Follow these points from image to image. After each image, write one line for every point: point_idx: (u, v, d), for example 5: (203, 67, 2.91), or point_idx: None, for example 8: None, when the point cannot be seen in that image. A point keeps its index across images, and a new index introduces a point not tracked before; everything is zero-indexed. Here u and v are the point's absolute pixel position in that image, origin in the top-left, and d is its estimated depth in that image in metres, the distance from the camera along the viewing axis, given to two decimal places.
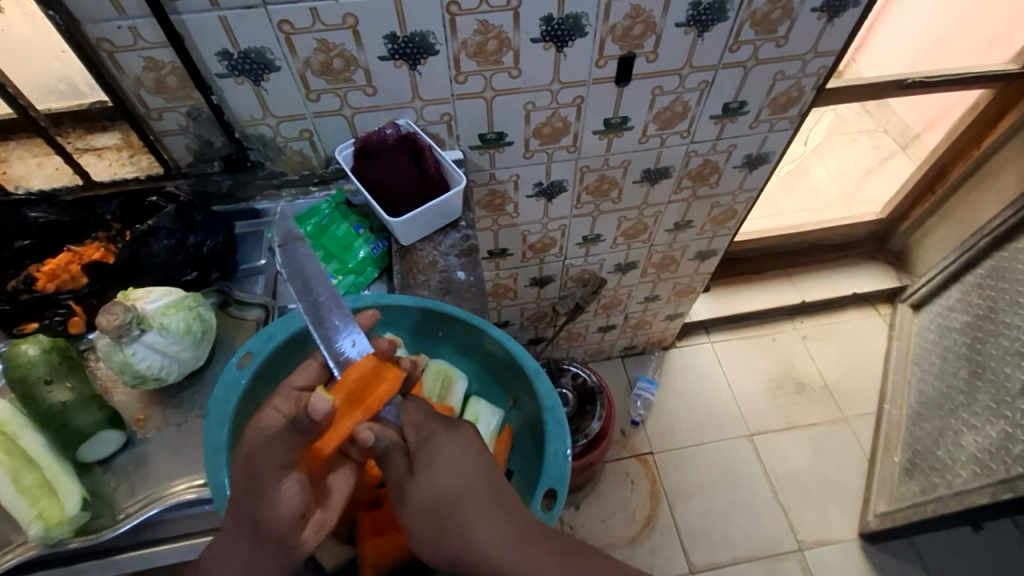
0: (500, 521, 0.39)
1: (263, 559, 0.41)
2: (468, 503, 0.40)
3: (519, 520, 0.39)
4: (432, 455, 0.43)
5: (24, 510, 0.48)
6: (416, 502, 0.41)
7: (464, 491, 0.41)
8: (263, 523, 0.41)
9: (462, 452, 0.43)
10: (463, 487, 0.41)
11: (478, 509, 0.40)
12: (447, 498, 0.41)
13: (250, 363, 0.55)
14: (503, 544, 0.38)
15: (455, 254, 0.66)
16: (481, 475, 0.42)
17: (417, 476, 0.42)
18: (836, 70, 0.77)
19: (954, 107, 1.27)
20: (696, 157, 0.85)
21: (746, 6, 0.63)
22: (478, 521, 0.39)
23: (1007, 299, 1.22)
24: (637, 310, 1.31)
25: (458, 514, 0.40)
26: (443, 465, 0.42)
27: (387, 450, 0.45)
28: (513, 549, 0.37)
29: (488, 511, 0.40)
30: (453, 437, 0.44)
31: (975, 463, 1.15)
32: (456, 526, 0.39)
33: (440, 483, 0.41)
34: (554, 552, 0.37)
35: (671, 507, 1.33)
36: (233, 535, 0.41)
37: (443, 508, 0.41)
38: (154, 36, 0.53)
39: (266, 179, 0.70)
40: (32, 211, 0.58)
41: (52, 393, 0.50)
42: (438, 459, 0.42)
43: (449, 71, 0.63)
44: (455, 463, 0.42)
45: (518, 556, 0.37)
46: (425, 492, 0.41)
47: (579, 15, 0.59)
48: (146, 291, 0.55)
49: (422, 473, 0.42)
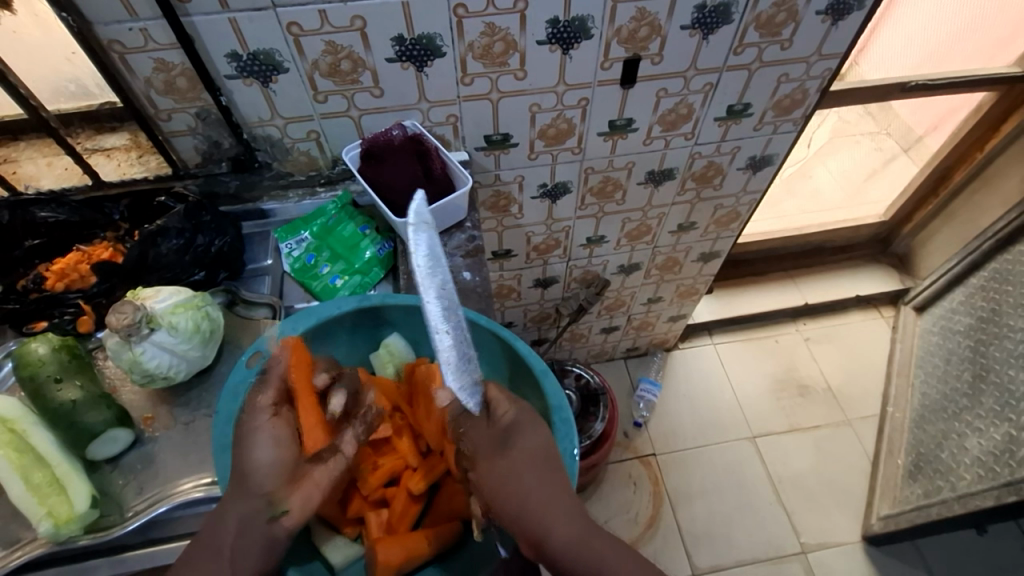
0: (570, 516, 0.49)
1: (253, 526, 0.47)
2: (555, 479, 0.51)
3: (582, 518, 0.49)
4: (530, 424, 0.53)
5: (34, 507, 0.48)
6: (506, 472, 0.51)
7: (545, 479, 0.51)
8: (246, 482, 0.47)
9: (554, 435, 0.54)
10: (557, 467, 0.52)
11: (555, 500, 0.50)
12: (533, 477, 0.51)
13: (258, 362, 0.55)
14: (571, 536, 0.48)
15: (461, 254, 0.67)
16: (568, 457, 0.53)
17: (509, 451, 0.52)
18: (839, 73, 0.77)
19: (957, 110, 1.27)
20: (699, 158, 0.86)
21: (752, 8, 0.63)
22: (557, 514, 0.49)
23: (1011, 302, 1.22)
24: (640, 312, 1.31)
25: (539, 497, 0.50)
26: (541, 437, 0.53)
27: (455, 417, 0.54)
28: (578, 541, 0.47)
29: (562, 501, 0.50)
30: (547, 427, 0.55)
31: (979, 466, 1.14)
32: (541, 504, 0.49)
33: (526, 466, 0.51)
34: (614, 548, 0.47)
35: (673, 508, 1.33)
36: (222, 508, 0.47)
37: (534, 475, 0.51)
38: (165, 37, 0.53)
39: (273, 179, 0.71)
40: (42, 211, 0.59)
41: (62, 391, 0.51)
42: (530, 443, 0.52)
43: (456, 72, 0.63)
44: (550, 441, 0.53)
45: (581, 548, 0.47)
46: (519, 464, 0.51)
47: (585, 17, 0.60)
48: (155, 291, 0.55)
49: (511, 448, 0.52)
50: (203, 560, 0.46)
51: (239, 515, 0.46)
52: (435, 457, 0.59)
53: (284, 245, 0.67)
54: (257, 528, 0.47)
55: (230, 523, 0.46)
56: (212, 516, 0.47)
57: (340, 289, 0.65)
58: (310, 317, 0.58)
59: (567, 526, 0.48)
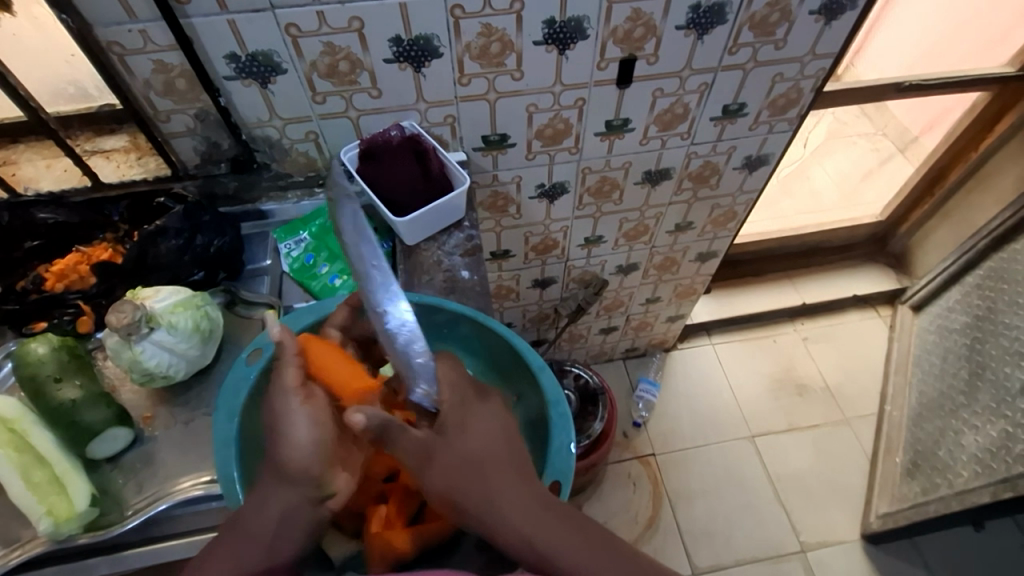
0: (522, 500, 0.45)
1: (301, 512, 0.45)
2: (493, 475, 0.46)
3: (535, 502, 0.45)
4: (464, 417, 0.49)
5: (34, 506, 0.48)
6: (438, 481, 0.46)
7: (492, 465, 0.47)
8: (287, 467, 0.45)
9: (491, 424, 0.49)
10: (501, 452, 0.48)
11: (505, 486, 0.46)
12: (479, 468, 0.46)
13: (258, 359, 0.56)
14: (526, 521, 0.44)
15: (460, 253, 0.68)
16: (508, 445, 0.48)
17: (451, 441, 0.47)
18: (834, 73, 0.77)
19: (952, 110, 1.28)
20: (696, 158, 0.86)
21: (745, 9, 0.64)
22: (507, 500, 0.45)
23: (1006, 300, 1.23)
24: (639, 311, 1.31)
25: (487, 484, 0.46)
26: (477, 427, 0.48)
27: (384, 427, 0.44)
28: (534, 527, 0.43)
29: (512, 486, 0.46)
30: (496, 401, 0.52)
31: (976, 463, 1.14)
32: (481, 507, 0.45)
33: (470, 452, 0.47)
34: (571, 528, 0.44)
35: (673, 508, 1.33)
36: (266, 492, 0.45)
37: (470, 477, 0.46)
38: (164, 39, 0.54)
39: (272, 180, 0.71)
40: (41, 212, 0.60)
41: (62, 391, 0.51)
42: (471, 429, 0.48)
43: (454, 73, 0.64)
44: (485, 432, 0.48)
45: (540, 534, 0.43)
46: (453, 466, 0.46)
47: (581, 18, 0.60)
48: (154, 290, 0.55)
49: (452, 436, 0.48)
50: (240, 552, 0.43)
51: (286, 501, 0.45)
52: None
53: (283, 245, 0.68)
54: (304, 512, 0.45)
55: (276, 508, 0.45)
56: (255, 499, 0.45)
57: (339, 289, 0.65)
58: (310, 314, 0.59)
59: (514, 522, 0.44)
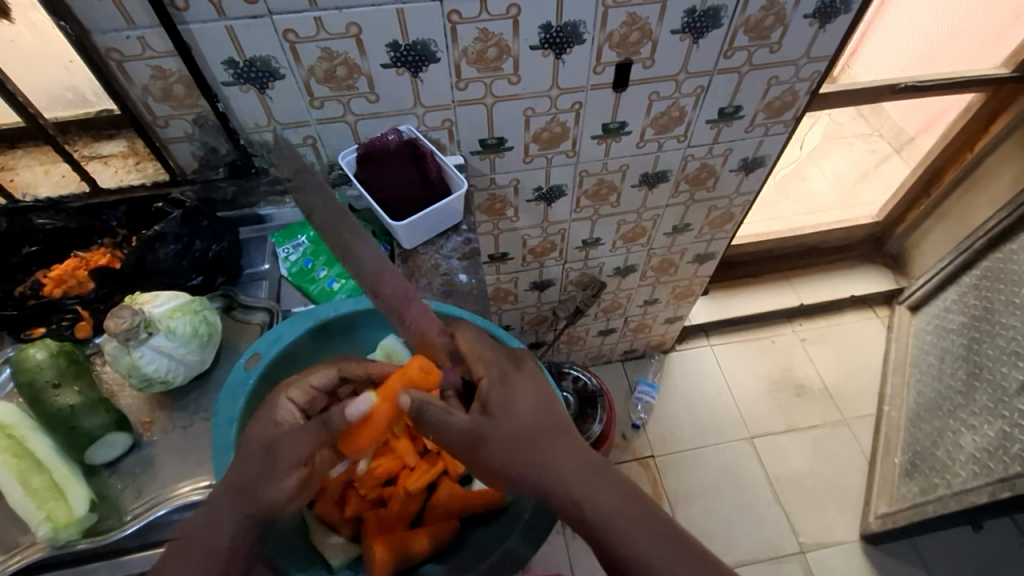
0: (573, 460, 0.47)
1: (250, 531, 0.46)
2: (544, 443, 0.48)
3: (585, 460, 0.47)
4: (509, 389, 0.50)
5: (33, 512, 0.48)
6: (492, 452, 0.47)
7: (542, 431, 0.48)
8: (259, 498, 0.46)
9: (535, 394, 0.50)
10: (547, 418, 0.49)
11: (557, 449, 0.47)
12: (530, 434, 0.47)
13: (257, 364, 0.56)
14: (578, 480, 0.46)
15: (457, 257, 0.68)
16: (552, 414, 0.50)
17: (499, 412, 0.48)
18: (828, 75, 0.78)
19: (946, 112, 1.27)
20: (692, 161, 0.87)
21: (740, 13, 0.64)
22: (561, 461, 0.46)
23: (1002, 300, 1.23)
24: (637, 314, 1.31)
25: (539, 448, 0.47)
26: (524, 399, 0.49)
27: (421, 408, 0.49)
28: (585, 488, 0.45)
29: (563, 449, 0.47)
30: (533, 370, 0.54)
31: (974, 463, 1.14)
32: (536, 472, 0.46)
33: (520, 421, 0.48)
34: (619, 486, 0.46)
35: (672, 510, 1.33)
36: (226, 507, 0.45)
37: (522, 446, 0.47)
38: (163, 45, 0.54)
39: (269, 186, 0.70)
40: (40, 218, 0.60)
41: (60, 396, 0.51)
42: (518, 399, 0.49)
43: (451, 78, 0.64)
44: (535, 403, 0.50)
45: (593, 493, 0.45)
46: (505, 436, 0.47)
47: (577, 22, 0.61)
48: (153, 296, 0.55)
49: (501, 408, 0.48)
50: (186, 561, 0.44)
51: (236, 523, 0.45)
52: (434, 454, 0.61)
53: (281, 249, 0.68)
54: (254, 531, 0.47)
55: (226, 530, 0.45)
56: (210, 509, 0.45)
57: (336, 293, 0.65)
58: (308, 318, 0.59)
59: (566, 483, 0.45)
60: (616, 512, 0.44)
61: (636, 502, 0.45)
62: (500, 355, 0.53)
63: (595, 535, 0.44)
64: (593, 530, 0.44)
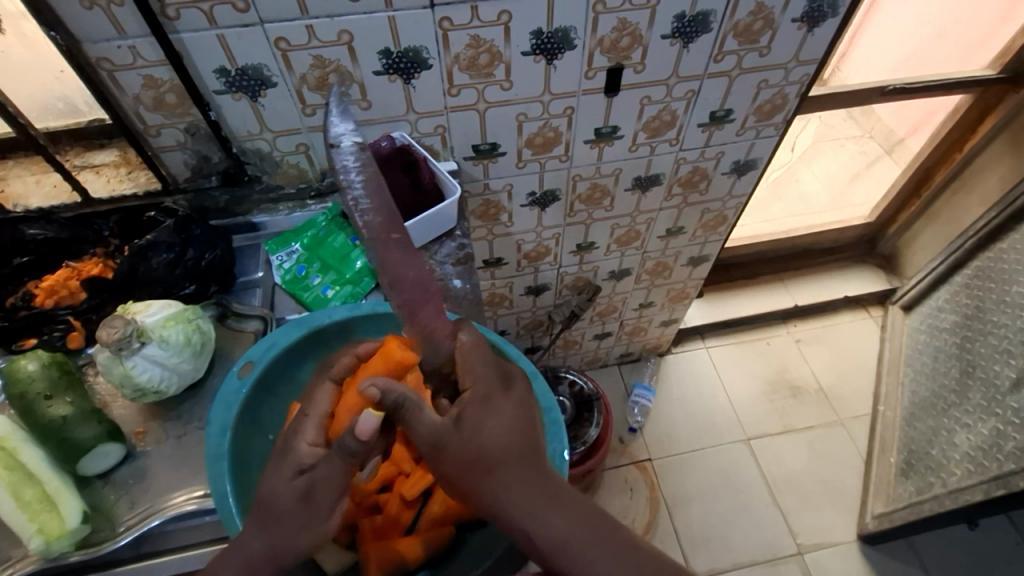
0: (534, 485, 0.44)
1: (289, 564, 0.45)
2: (505, 468, 0.44)
3: (549, 487, 0.44)
4: (484, 411, 0.46)
5: (25, 524, 0.48)
6: (448, 470, 0.44)
7: (506, 454, 0.45)
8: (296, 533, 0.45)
9: (513, 414, 0.47)
10: (520, 439, 0.46)
11: (521, 474, 0.44)
12: (493, 458, 0.44)
13: (249, 373, 0.56)
14: (533, 509, 0.43)
15: (451, 262, 0.68)
16: (528, 437, 0.46)
17: (465, 431, 0.45)
18: (818, 78, 0.78)
19: (936, 113, 1.29)
20: (685, 164, 0.87)
21: (729, 17, 0.65)
22: (521, 487, 0.44)
23: (994, 299, 1.24)
24: (632, 317, 1.32)
25: (497, 472, 0.44)
26: (495, 423, 0.46)
27: (399, 403, 0.44)
28: (541, 520, 0.42)
29: (525, 475, 0.45)
30: (520, 390, 0.49)
31: (969, 461, 1.15)
32: (490, 496, 0.44)
33: (484, 443, 0.45)
34: (580, 519, 0.43)
35: (671, 514, 1.33)
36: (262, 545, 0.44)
37: (480, 469, 0.44)
38: (153, 54, 0.54)
39: (263, 193, 0.71)
40: (30, 228, 0.59)
41: (52, 407, 0.51)
42: (488, 419, 0.46)
43: (442, 84, 0.64)
44: (508, 421, 0.46)
45: (548, 526, 0.42)
46: (464, 457, 0.44)
47: (569, 28, 0.61)
48: (145, 305, 0.55)
49: (468, 427, 0.45)
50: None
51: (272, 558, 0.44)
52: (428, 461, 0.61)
53: (274, 257, 0.68)
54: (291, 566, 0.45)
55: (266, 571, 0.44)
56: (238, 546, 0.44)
57: (330, 300, 0.65)
58: (301, 326, 0.59)
59: (519, 512, 0.43)
60: (569, 544, 0.42)
61: (595, 536, 0.42)
62: (488, 369, 0.49)
63: (547, 564, 0.42)
64: (542, 559, 0.42)
